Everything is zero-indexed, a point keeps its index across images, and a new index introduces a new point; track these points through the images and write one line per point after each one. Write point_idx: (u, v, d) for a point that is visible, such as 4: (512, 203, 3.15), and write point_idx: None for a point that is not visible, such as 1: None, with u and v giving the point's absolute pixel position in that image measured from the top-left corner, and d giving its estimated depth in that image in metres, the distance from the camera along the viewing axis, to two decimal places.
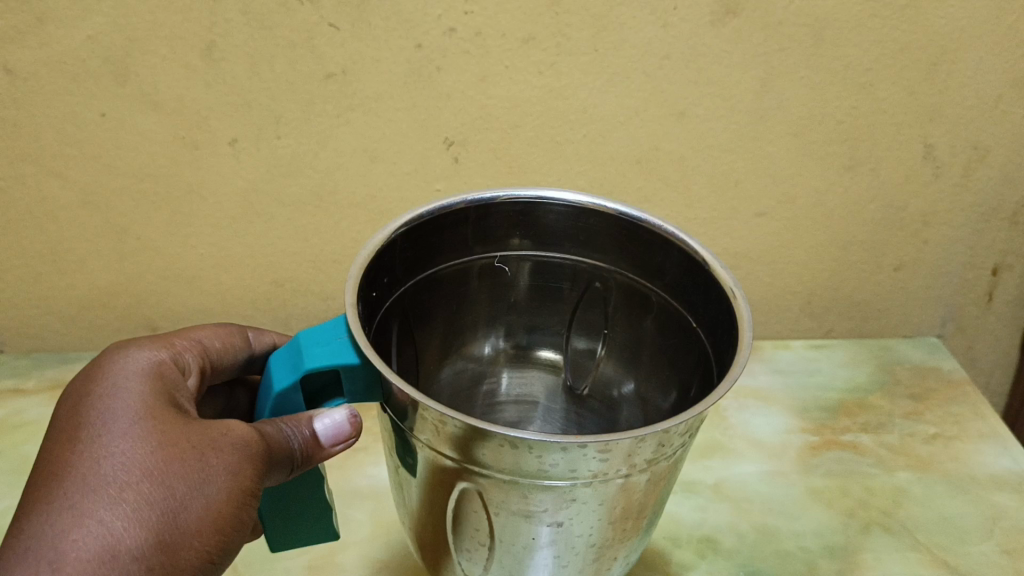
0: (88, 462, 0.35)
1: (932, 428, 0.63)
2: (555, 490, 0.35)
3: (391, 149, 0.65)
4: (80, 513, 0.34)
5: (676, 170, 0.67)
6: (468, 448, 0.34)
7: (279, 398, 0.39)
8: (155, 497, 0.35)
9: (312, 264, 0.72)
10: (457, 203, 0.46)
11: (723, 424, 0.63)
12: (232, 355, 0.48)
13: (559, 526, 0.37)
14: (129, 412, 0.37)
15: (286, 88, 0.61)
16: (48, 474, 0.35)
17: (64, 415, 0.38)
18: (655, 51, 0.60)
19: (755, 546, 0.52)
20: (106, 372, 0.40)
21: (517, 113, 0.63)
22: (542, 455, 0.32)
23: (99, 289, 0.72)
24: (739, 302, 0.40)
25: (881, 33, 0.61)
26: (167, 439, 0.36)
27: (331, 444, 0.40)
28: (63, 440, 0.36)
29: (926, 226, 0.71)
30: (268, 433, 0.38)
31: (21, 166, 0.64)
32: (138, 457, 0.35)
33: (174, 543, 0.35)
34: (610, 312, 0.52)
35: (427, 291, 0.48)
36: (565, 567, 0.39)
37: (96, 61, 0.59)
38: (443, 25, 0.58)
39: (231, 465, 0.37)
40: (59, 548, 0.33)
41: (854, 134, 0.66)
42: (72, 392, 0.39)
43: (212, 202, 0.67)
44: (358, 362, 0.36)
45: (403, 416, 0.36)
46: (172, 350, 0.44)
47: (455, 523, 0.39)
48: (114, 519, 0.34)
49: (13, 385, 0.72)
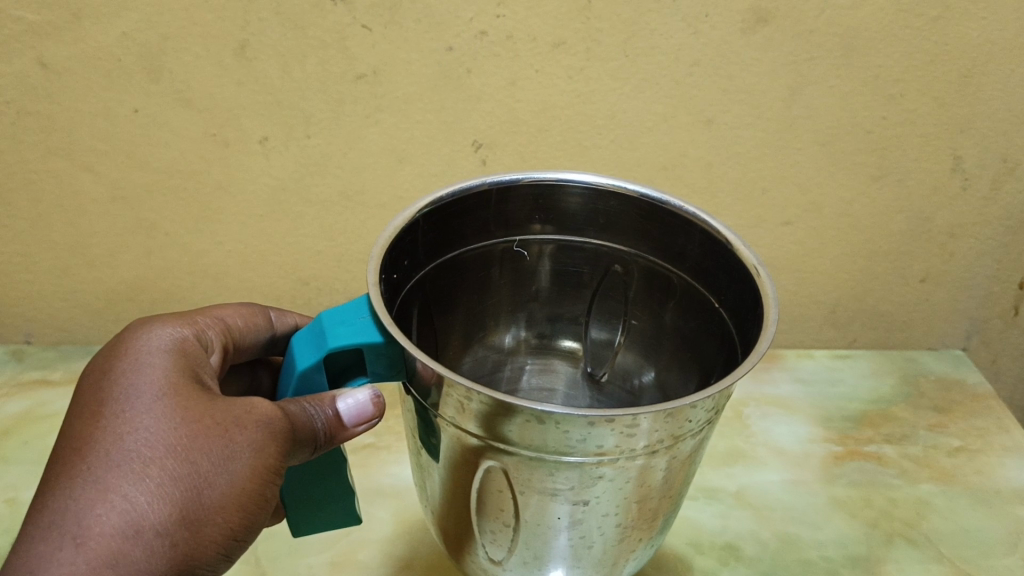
0: (112, 437, 0.35)
1: (957, 440, 0.63)
2: (581, 467, 0.35)
3: (419, 151, 0.65)
4: (104, 488, 0.34)
5: (703, 176, 0.67)
6: (494, 425, 0.34)
7: (301, 378, 0.39)
8: (178, 473, 0.35)
9: (337, 263, 0.72)
10: (479, 185, 0.45)
11: (745, 431, 0.63)
12: (253, 335, 0.48)
13: (584, 504, 0.37)
14: (153, 388, 0.37)
15: (317, 88, 0.61)
16: (73, 448, 0.36)
17: (89, 389, 0.38)
18: (685, 58, 0.60)
19: (777, 554, 0.52)
20: (129, 347, 0.40)
21: (545, 116, 0.64)
22: (568, 431, 0.32)
23: (126, 283, 0.73)
24: (763, 280, 0.40)
25: (912, 43, 0.60)
26: (192, 415, 0.36)
27: (354, 425, 0.39)
28: (88, 414, 0.37)
29: (953, 237, 0.71)
30: (292, 412, 0.38)
31: (53, 160, 0.65)
32: (162, 433, 0.36)
33: (197, 519, 0.35)
34: (629, 298, 0.52)
35: (448, 276, 0.48)
36: (590, 547, 0.39)
37: (130, 58, 0.60)
38: (474, 28, 0.59)
39: (255, 442, 0.37)
40: (84, 523, 0.33)
41: (882, 144, 0.65)
42: (97, 367, 0.40)
43: (240, 199, 0.67)
44: (381, 341, 0.36)
45: (427, 394, 0.36)
46: (195, 327, 0.44)
47: (479, 504, 0.39)
48: (137, 495, 0.34)
49: (39, 376, 0.73)
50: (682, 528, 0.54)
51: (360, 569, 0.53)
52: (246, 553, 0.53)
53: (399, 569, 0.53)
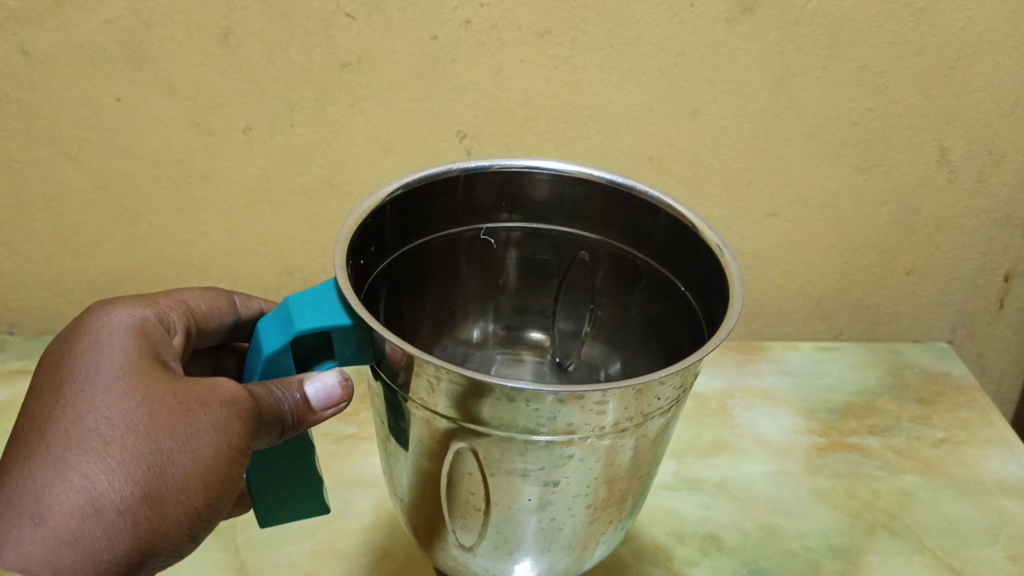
0: (72, 417, 0.36)
1: (940, 432, 0.63)
2: (551, 447, 0.35)
3: (404, 140, 0.65)
4: (64, 468, 0.34)
5: (689, 168, 0.67)
6: (466, 406, 0.34)
7: (268, 362, 0.38)
8: (139, 452, 0.35)
9: (322, 253, 0.71)
10: (446, 172, 0.45)
11: (730, 423, 0.63)
12: (217, 318, 0.48)
13: (554, 485, 0.37)
14: (114, 367, 0.37)
15: (301, 76, 0.61)
16: (33, 429, 0.36)
17: (51, 370, 0.39)
18: (670, 48, 0.60)
19: (758, 545, 0.52)
20: (91, 328, 0.40)
21: (530, 107, 0.63)
22: (538, 408, 0.33)
23: (111, 272, 0.72)
24: (728, 260, 0.41)
25: (898, 34, 0.60)
26: (153, 394, 0.36)
27: (321, 409, 0.39)
28: (50, 395, 0.37)
29: (939, 230, 0.71)
30: (258, 393, 0.37)
31: (36, 148, 0.65)
32: (122, 412, 0.36)
33: (160, 497, 0.35)
34: (596, 287, 0.52)
35: (416, 264, 0.48)
36: (560, 530, 0.39)
37: (112, 46, 0.59)
38: (458, 16, 0.59)
39: (219, 421, 0.36)
40: (44, 502, 0.34)
41: (868, 136, 0.65)
42: (57, 348, 0.40)
43: (225, 188, 0.67)
44: (350, 324, 0.36)
45: (396, 375, 0.36)
46: (156, 308, 0.44)
47: (450, 488, 0.39)
48: (98, 474, 0.34)
49: (20, 365, 0.71)
50: (665, 519, 0.54)
51: (340, 559, 0.52)
52: (226, 542, 0.52)
53: (379, 559, 0.52)
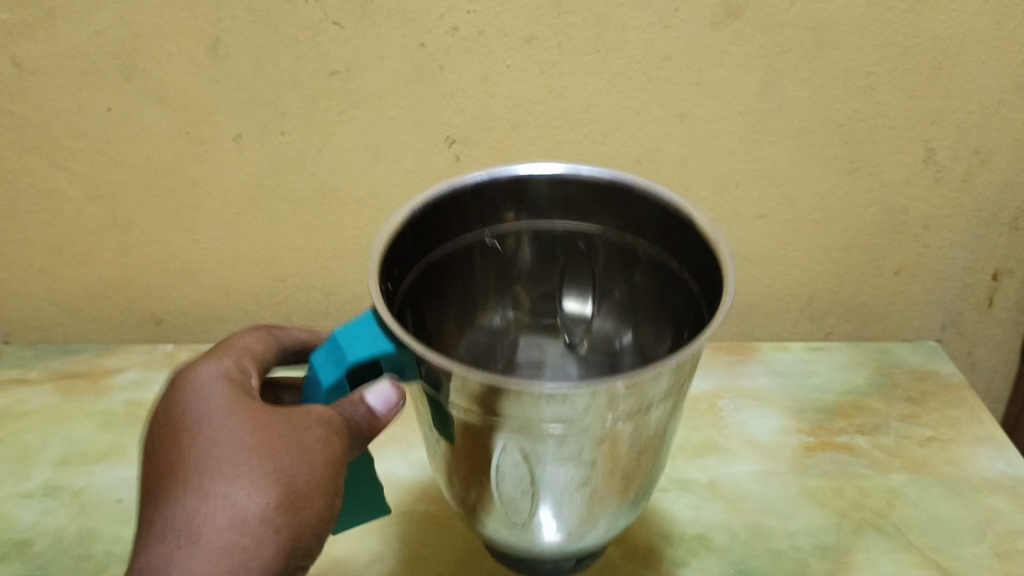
0: (199, 452, 0.39)
1: (929, 430, 0.63)
2: (583, 435, 0.37)
3: (393, 147, 0.65)
4: (205, 494, 0.37)
5: (677, 170, 0.67)
6: (501, 406, 0.36)
7: (330, 391, 0.41)
8: (264, 471, 0.38)
9: (314, 259, 0.71)
10: (449, 190, 0.46)
11: (720, 423, 0.63)
12: (274, 350, 0.48)
13: (589, 464, 0.39)
14: (220, 406, 0.40)
15: (290, 85, 0.62)
16: (164, 471, 0.39)
17: (158, 420, 0.41)
18: (656, 52, 0.61)
19: (746, 545, 0.52)
20: (181, 379, 0.42)
21: (518, 111, 0.64)
22: (569, 407, 0.35)
23: (104, 281, 0.72)
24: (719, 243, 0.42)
25: (883, 36, 0.61)
26: (262, 422, 0.40)
27: (387, 414, 0.42)
28: (168, 439, 0.40)
29: (927, 229, 0.71)
30: (341, 412, 0.40)
31: (28, 158, 0.65)
32: (242, 440, 0.39)
33: (293, 507, 0.39)
34: (600, 275, 0.52)
35: (432, 280, 0.49)
36: (596, 499, 0.41)
37: (103, 56, 0.60)
38: (446, 24, 0.59)
39: (327, 436, 0.39)
40: (197, 525, 0.37)
41: (855, 136, 0.66)
42: (157, 402, 0.42)
43: (217, 196, 0.67)
44: (393, 349, 0.38)
45: (437, 387, 0.37)
46: (229, 356, 0.44)
47: (491, 473, 0.40)
48: (237, 493, 0.38)
49: (15, 374, 0.70)
50: (654, 520, 0.54)
51: None
52: None
53: None
